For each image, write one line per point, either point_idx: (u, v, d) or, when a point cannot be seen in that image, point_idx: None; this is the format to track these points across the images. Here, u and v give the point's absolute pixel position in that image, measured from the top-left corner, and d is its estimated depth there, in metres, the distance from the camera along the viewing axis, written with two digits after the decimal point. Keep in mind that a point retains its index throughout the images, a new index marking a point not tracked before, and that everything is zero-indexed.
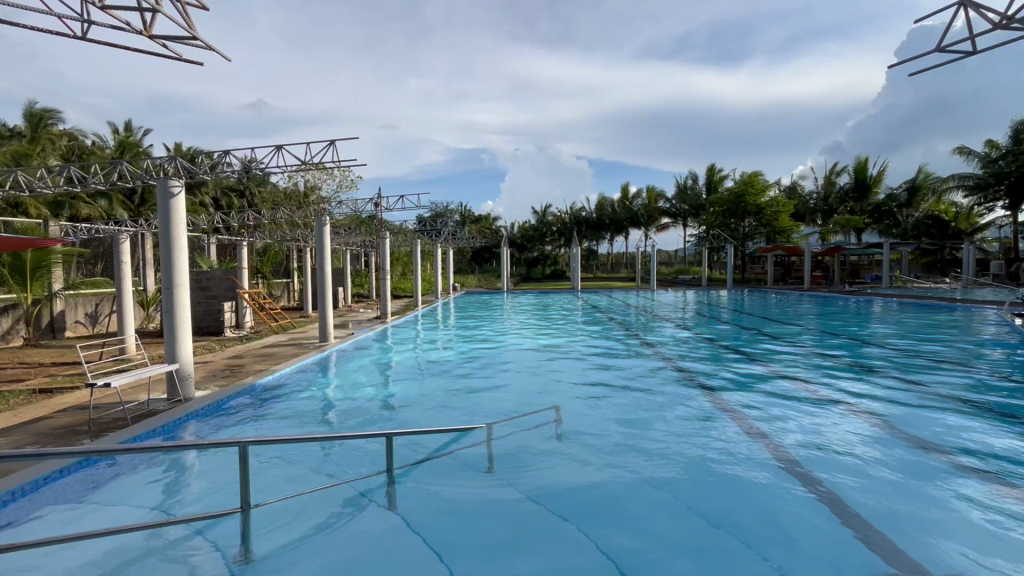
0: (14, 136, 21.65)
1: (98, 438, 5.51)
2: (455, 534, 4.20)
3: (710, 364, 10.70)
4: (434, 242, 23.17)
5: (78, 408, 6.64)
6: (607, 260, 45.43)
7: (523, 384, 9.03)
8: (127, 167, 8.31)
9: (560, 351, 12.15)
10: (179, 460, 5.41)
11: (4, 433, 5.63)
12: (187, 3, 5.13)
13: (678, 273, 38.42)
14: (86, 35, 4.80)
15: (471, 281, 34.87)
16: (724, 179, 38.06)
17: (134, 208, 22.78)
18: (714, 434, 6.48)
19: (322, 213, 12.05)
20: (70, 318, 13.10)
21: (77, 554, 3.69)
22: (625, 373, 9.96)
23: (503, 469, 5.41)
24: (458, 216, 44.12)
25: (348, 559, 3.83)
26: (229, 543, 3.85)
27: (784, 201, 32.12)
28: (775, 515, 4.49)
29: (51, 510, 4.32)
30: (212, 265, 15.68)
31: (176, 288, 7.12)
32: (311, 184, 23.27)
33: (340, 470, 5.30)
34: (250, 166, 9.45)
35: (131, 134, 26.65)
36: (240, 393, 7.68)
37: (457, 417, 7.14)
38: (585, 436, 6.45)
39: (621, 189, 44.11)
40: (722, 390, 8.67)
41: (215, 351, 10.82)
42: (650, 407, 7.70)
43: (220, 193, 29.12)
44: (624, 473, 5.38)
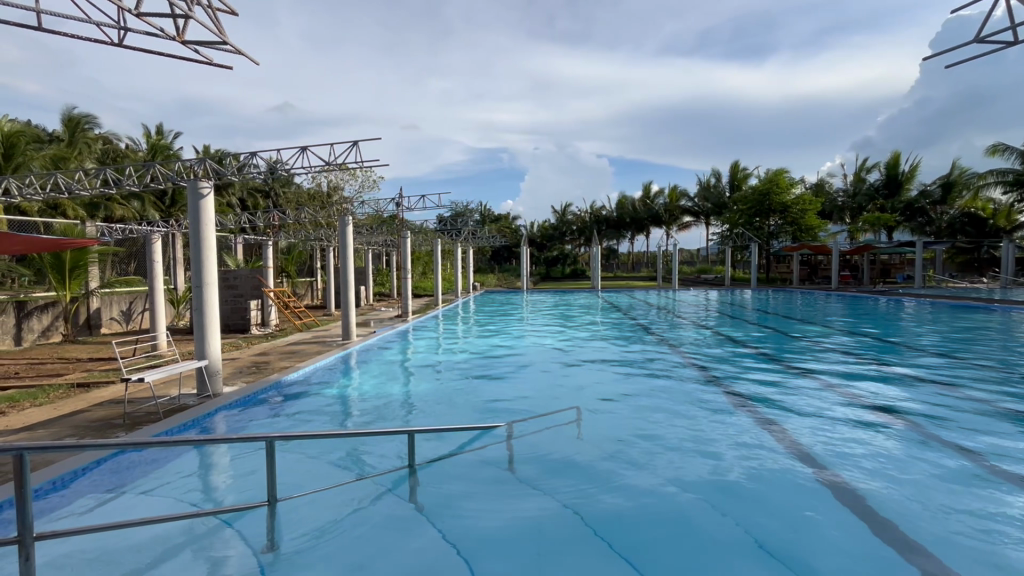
0: (54, 140, 22.50)
1: (130, 431, 5.66)
2: (473, 529, 4.23)
3: (733, 365, 10.52)
4: (454, 241, 23.31)
5: (114, 402, 6.90)
6: (628, 259, 45.15)
7: (543, 382, 9.01)
8: (160, 169, 8.53)
9: (581, 351, 12.07)
10: (206, 455, 5.54)
11: (45, 425, 5.89)
12: (218, 8, 5.24)
13: (700, 272, 37.95)
14: (123, 42, 4.95)
15: (490, 280, 34.93)
16: (747, 177, 37.32)
17: (166, 209, 23.51)
18: (736, 434, 6.39)
19: (345, 213, 12.26)
20: (106, 315, 13.58)
21: (113, 541, 3.83)
22: (645, 372, 9.88)
23: (523, 468, 5.40)
24: (477, 216, 44.30)
25: (369, 553, 3.88)
26: (256, 536, 3.93)
27: (812, 198, 31.34)
28: (796, 516, 4.42)
29: (87, 499, 4.48)
30: (239, 265, 16.06)
31: (206, 284, 7.31)
32: (333, 185, 23.61)
33: (362, 465, 5.36)
34: (275, 166, 9.61)
35: (162, 137, 27.47)
36: (266, 390, 7.86)
37: (477, 414, 7.20)
38: (606, 437, 6.38)
39: (643, 187, 43.67)
40: (747, 390, 8.52)
41: (242, 348, 11.04)
42: (672, 407, 7.58)
43: (245, 193, 29.73)
44: (644, 474, 5.32)
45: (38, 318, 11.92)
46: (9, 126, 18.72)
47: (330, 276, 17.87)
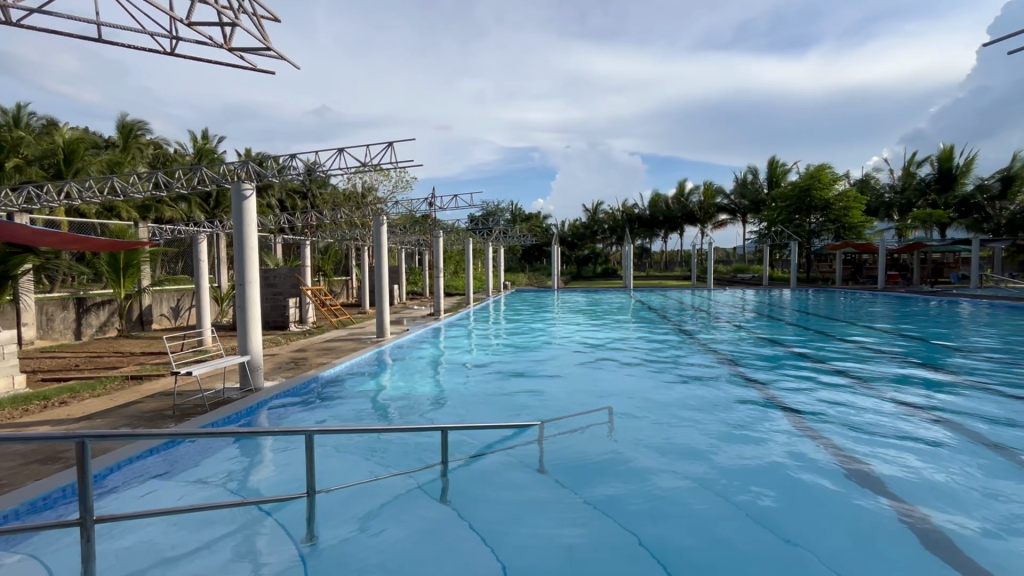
0: (110, 146, 23.82)
1: (179, 422, 5.95)
2: (506, 527, 4.26)
3: (771, 367, 10.21)
4: (485, 240, 23.45)
5: (164, 394, 7.26)
6: (661, 258, 44.41)
7: (574, 382, 8.97)
8: (206, 172, 8.87)
9: (613, 351, 11.94)
10: (250, 447, 5.76)
11: (103, 415, 6.26)
12: (263, 16, 5.43)
13: (737, 271, 36.91)
14: (175, 51, 5.18)
15: (521, 279, 34.99)
16: (787, 172, 36.06)
17: (211, 210, 24.53)
18: (775, 438, 6.19)
19: (379, 213, 12.51)
20: (156, 311, 14.28)
21: (164, 527, 4.01)
22: (678, 373, 9.68)
23: (554, 468, 5.37)
24: (508, 216, 44.43)
25: (403, 547, 3.94)
26: (296, 528, 4.04)
27: (856, 194, 30.00)
28: (837, 523, 4.27)
29: (141, 486, 4.71)
30: (278, 264, 16.63)
31: (249, 282, 7.60)
32: (367, 185, 24.11)
33: (397, 461, 5.45)
34: (314, 168, 9.85)
35: (207, 141, 28.66)
36: (305, 385, 8.13)
37: (508, 413, 7.23)
38: (638, 438, 6.28)
39: (677, 185, 42.85)
40: (786, 393, 8.23)
41: (282, 345, 11.40)
42: (707, 409, 7.41)
43: (284, 195, 30.71)
44: (677, 476, 5.22)
45: (96, 314, 12.64)
46: (70, 134, 19.96)
47: (365, 275, 18.26)
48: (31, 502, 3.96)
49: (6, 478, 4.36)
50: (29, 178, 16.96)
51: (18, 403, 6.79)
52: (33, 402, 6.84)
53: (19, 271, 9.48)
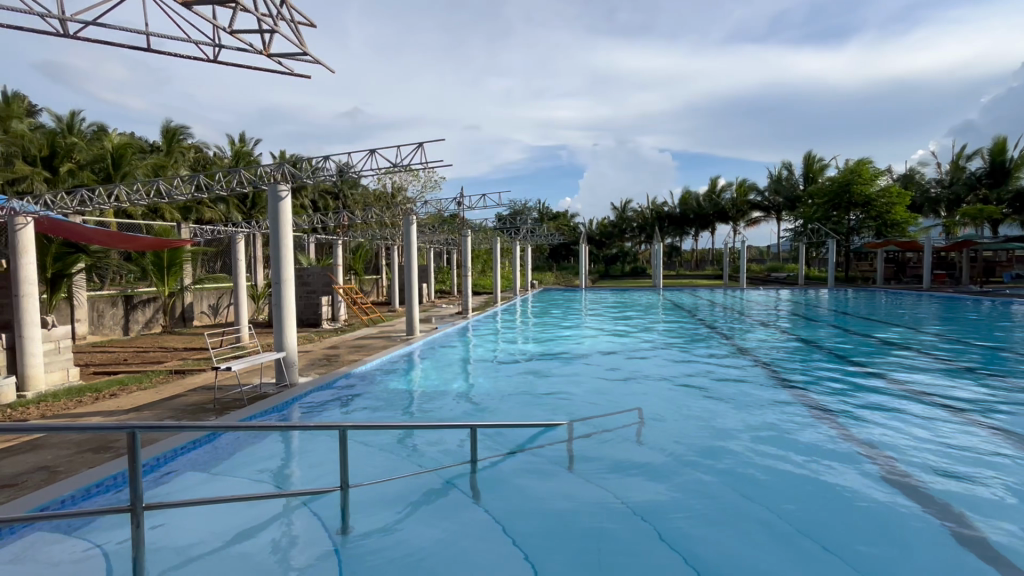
0: (154, 150, 24.89)
1: (219, 416, 6.18)
2: (532, 524, 4.27)
3: (808, 369, 9.89)
4: (513, 239, 23.50)
5: (206, 388, 7.57)
6: (691, 257, 43.61)
7: (602, 382, 8.90)
8: (245, 174, 9.11)
9: (641, 351, 11.79)
10: (286, 440, 5.94)
11: (150, 407, 6.57)
12: (300, 22, 5.56)
13: (771, 271, 35.68)
14: (217, 59, 5.36)
15: (549, 278, 34.89)
16: (824, 168, 34.81)
17: (248, 211, 25.34)
18: (812, 443, 6.01)
19: (408, 213, 12.69)
20: (197, 309, 14.85)
21: (207, 514, 4.18)
22: (710, 374, 9.48)
23: (583, 468, 5.33)
24: (536, 214, 44.37)
25: (432, 542, 3.98)
26: (331, 520, 4.14)
27: (899, 190, 28.68)
28: (875, 531, 4.14)
29: (185, 475, 4.92)
30: (311, 263, 17.07)
31: (285, 281, 7.81)
32: (397, 185, 24.46)
33: (427, 457, 5.53)
34: (346, 170, 10.03)
35: (245, 144, 29.63)
36: (337, 381, 8.32)
37: (535, 412, 7.24)
38: (669, 439, 6.17)
39: (708, 182, 41.96)
40: (824, 397, 7.95)
41: (315, 342, 11.70)
42: (739, 411, 7.23)
43: (317, 195, 31.49)
44: (709, 478, 5.12)
45: (142, 311, 13.24)
46: (119, 139, 20.98)
47: (394, 274, 18.56)
48: (86, 488, 4.19)
49: (63, 465, 4.62)
50: (81, 182, 17.90)
51: (72, 394, 7.19)
52: (86, 394, 7.24)
53: (73, 270, 10.00)
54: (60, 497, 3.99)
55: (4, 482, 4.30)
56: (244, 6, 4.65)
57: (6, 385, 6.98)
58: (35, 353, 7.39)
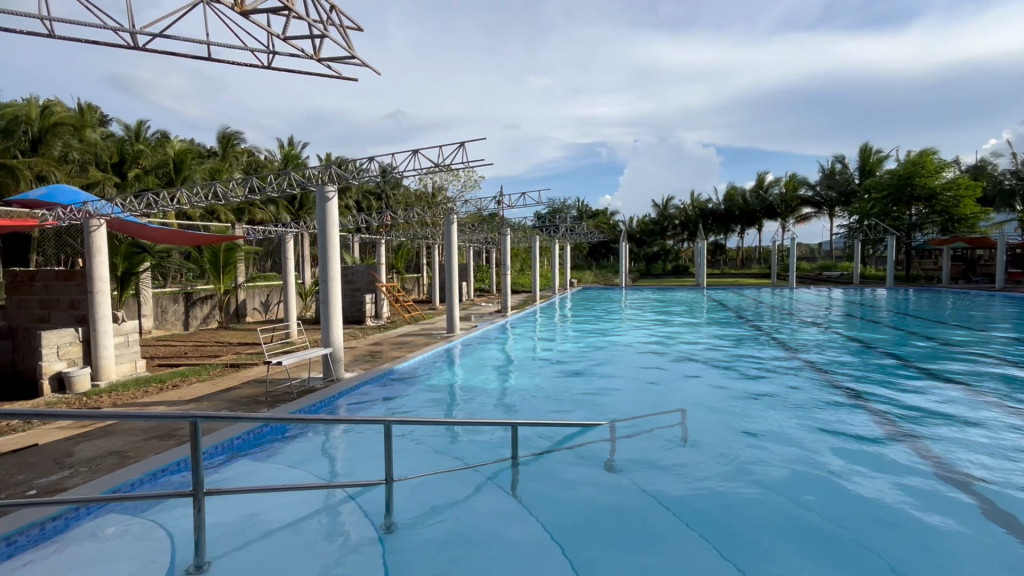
0: (211, 155, 26.23)
1: (271, 408, 6.46)
2: (573, 523, 4.24)
3: (864, 372, 9.39)
4: (552, 238, 23.39)
5: (258, 381, 7.92)
6: (737, 255, 42.13)
7: (643, 382, 8.72)
8: (293, 176, 9.44)
9: (684, 351, 11.49)
10: (332, 434, 6.13)
11: (208, 398, 6.94)
12: (348, 25, 5.71)
13: (823, 269, 34.01)
14: (271, 66, 5.58)
15: (588, 277, 34.47)
16: (883, 160, 32.84)
17: (296, 212, 26.33)
18: (870, 449, 5.69)
19: (449, 212, 12.86)
20: (249, 306, 15.57)
21: (260, 502, 4.36)
22: (756, 376, 9.14)
23: (625, 468, 5.24)
24: (575, 212, 43.98)
25: (472, 538, 4.01)
26: (376, 513, 4.22)
27: (968, 183, 26.68)
28: (940, 546, 3.89)
29: (240, 463, 5.16)
30: (355, 262, 17.55)
31: (331, 279, 8.05)
32: (437, 185, 24.79)
33: (468, 454, 5.57)
34: (389, 170, 10.24)
35: (293, 147, 30.76)
36: (380, 377, 8.51)
37: (575, 411, 7.17)
38: (713, 441, 5.99)
39: (756, 177, 40.39)
40: (881, 402, 7.52)
41: (360, 338, 12.04)
42: (790, 415, 6.93)
43: (361, 196, 32.38)
44: (756, 482, 4.93)
45: (200, 308, 14.01)
46: (180, 145, 22.25)
47: (435, 273, 18.84)
48: (152, 472, 4.46)
49: (132, 451, 4.95)
50: (146, 186, 19.11)
51: (139, 384, 7.69)
52: (151, 384, 7.73)
53: (140, 268, 10.68)
54: (131, 480, 4.27)
55: (82, 464, 4.64)
56: (296, 13, 4.83)
57: (81, 375, 7.54)
58: (106, 346, 7.94)
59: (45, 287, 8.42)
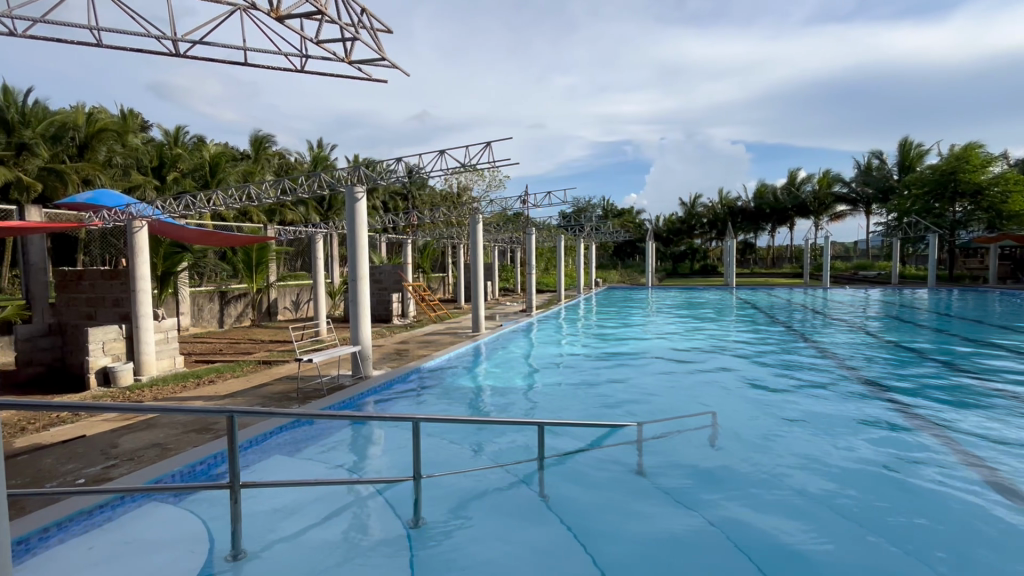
0: (244, 158, 26.99)
1: (302, 405, 6.59)
2: (600, 524, 4.21)
3: (903, 374, 9.02)
4: (577, 237, 23.24)
5: (290, 378, 8.12)
6: (767, 254, 41.05)
7: (670, 383, 8.58)
8: (323, 177, 9.61)
9: (712, 352, 11.27)
10: (361, 431, 6.23)
11: (243, 393, 7.15)
12: (378, 28, 5.79)
13: (859, 268, 32.85)
14: (304, 69, 5.69)
15: (613, 276, 34.13)
16: (923, 155, 31.49)
17: (325, 212, 26.87)
18: (910, 454, 5.48)
19: (474, 212, 12.91)
20: (280, 304, 15.97)
21: (291, 496, 4.45)
22: (789, 377, 8.89)
23: (654, 471, 5.14)
24: (600, 211, 43.60)
25: (497, 535, 4.02)
26: (404, 509, 4.27)
27: (1018, 177, 25.29)
28: (987, 555, 3.72)
29: (273, 458, 5.30)
30: (382, 262, 17.81)
31: (359, 278, 8.19)
32: (462, 185, 24.93)
33: (494, 453, 5.58)
34: (416, 171, 10.33)
35: (322, 149, 31.39)
36: (407, 375, 8.62)
37: (601, 412, 7.12)
38: (745, 445, 5.83)
39: (787, 174, 39.26)
40: (923, 405, 7.20)
41: (387, 337, 12.21)
42: (824, 418, 6.72)
43: (388, 197, 32.83)
44: (789, 487, 4.79)
45: (234, 306, 14.42)
46: (214, 149, 22.96)
47: (460, 273, 18.95)
48: (191, 465, 4.61)
49: (172, 444, 5.12)
50: (184, 188, 19.81)
51: (178, 380, 7.99)
52: (189, 380, 8.01)
53: (178, 268, 11.06)
54: (171, 472, 4.42)
55: (126, 456, 4.85)
56: (328, 17, 4.92)
57: (124, 370, 7.86)
58: (148, 342, 8.26)
59: (92, 285, 8.80)
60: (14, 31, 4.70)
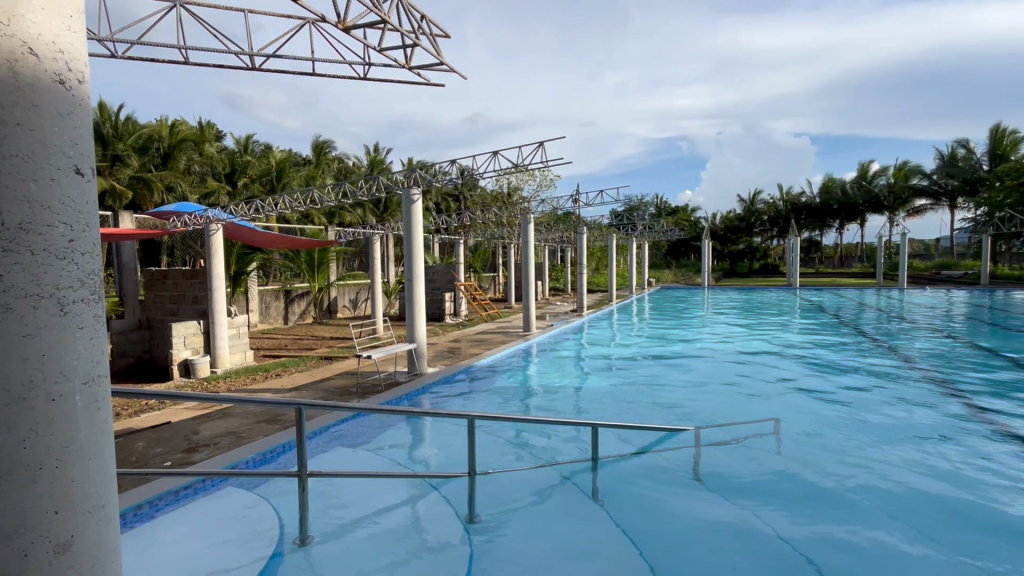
0: (306, 163, 28.40)
1: (361, 399, 6.86)
2: (656, 530, 4.09)
3: (994, 383, 8.22)
4: (629, 235, 22.77)
5: (349, 373, 8.48)
6: (835, 253, 38.56)
7: (728, 387, 8.23)
8: (381, 180, 9.90)
9: (775, 355, 10.72)
10: (416, 426, 6.40)
11: (307, 387, 7.55)
12: (437, 32, 5.92)
13: (940, 267, 30.23)
14: (367, 76, 5.92)
15: (667, 275, 33.23)
16: (1019, 142, 28.40)
17: (381, 214, 27.82)
18: (1003, 474, 4.98)
19: (526, 211, 12.92)
20: (340, 303, 16.70)
21: (351, 487, 4.62)
22: (861, 384, 8.31)
23: (712, 477, 4.97)
24: (653, 209, 42.53)
25: (549, 535, 4.00)
26: (459, 504, 4.35)
27: None
28: None
29: (334, 449, 5.54)
30: (435, 262, 18.21)
31: (415, 278, 8.39)
32: (513, 185, 25.04)
33: (547, 453, 5.57)
34: (470, 172, 10.44)
35: (378, 153, 32.52)
36: (460, 372, 8.77)
37: (656, 415, 6.95)
38: (813, 455, 5.50)
39: (859, 166, 36.63)
40: (1015, 416, 6.58)
41: (441, 335, 12.48)
42: (901, 428, 6.24)
43: (440, 198, 33.52)
44: (865, 503, 4.47)
45: (298, 304, 15.22)
46: (280, 155, 24.30)
47: (511, 273, 19.05)
48: (262, 453, 4.91)
49: (246, 433, 5.48)
50: (253, 193, 21.15)
51: (249, 373, 8.54)
52: (259, 373, 8.54)
53: (249, 269, 11.80)
54: (245, 458, 4.73)
55: (206, 442, 5.23)
56: (390, 25, 5.09)
57: (202, 362, 8.51)
58: (222, 337, 8.88)
59: (175, 284, 9.56)
60: (115, 53, 5.21)
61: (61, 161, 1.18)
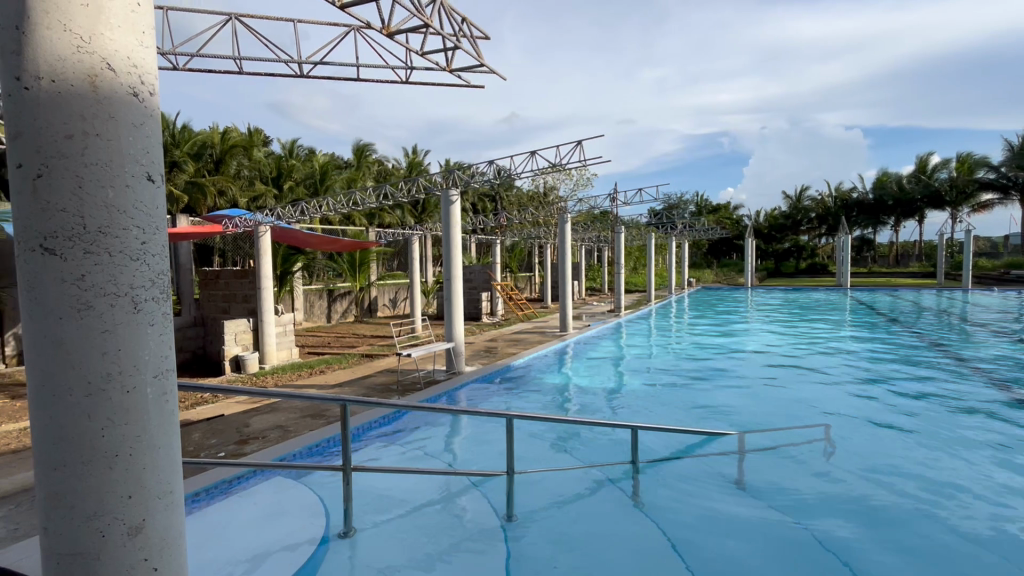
0: (348, 166, 29.20)
1: (402, 396, 7.00)
2: (698, 535, 3.98)
3: None
4: (669, 234, 22.26)
5: (389, 371, 8.66)
6: (891, 251, 36.41)
7: (774, 391, 7.92)
8: (420, 182, 10.04)
9: (825, 358, 10.23)
10: (454, 424, 6.46)
11: (350, 384, 7.77)
12: (477, 35, 5.96)
13: (1010, 266, 28.03)
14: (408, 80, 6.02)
15: (708, 276, 32.32)
16: None
17: (419, 215, 28.29)
18: None
19: (563, 211, 12.84)
20: (379, 302, 17.10)
21: (390, 482, 4.71)
22: (919, 390, 7.82)
23: (758, 484, 4.79)
24: (694, 207, 41.44)
25: (586, 535, 3.96)
26: (496, 503, 4.36)
27: None
28: None
29: (375, 445, 5.66)
30: (472, 262, 18.34)
31: (453, 278, 8.48)
32: (549, 185, 24.90)
33: (585, 454, 5.51)
34: (507, 173, 10.45)
35: (416, 154, 33.06)
36: (497, 372, 8.81)
37: (697, 418, 6.77)
38: (867, 464, 5.21)
39: (917, 159, 34.44)
40: None
41: (478, 334, 12.56)
42: (965, 437, 5.85)
43: (477, 199, 33.74)
44: (924, 516, 4.20)
45: (340, 303, 15.67)
46: (323, 159, 25.07)
47: (547, 272, 18.97)
48: (308, 447, 5.10)
49: (293, 427, 5.69)
50: (298, 196, 21.92)
51: (295, 369, 8.87)
52: (304, 370, 8.85)
53: (294, 269, 12.24)
54: (292, 451, 4.92)
55: (256, 435, 5.47)
56: (433, 28, 5.14)
57: (251, 358, 8.91)
58: (270, 335, 9.25)
59: (227, 283, 10.02)
60: (175, 66, 5.50)
61: (135, 168, 1.25)
